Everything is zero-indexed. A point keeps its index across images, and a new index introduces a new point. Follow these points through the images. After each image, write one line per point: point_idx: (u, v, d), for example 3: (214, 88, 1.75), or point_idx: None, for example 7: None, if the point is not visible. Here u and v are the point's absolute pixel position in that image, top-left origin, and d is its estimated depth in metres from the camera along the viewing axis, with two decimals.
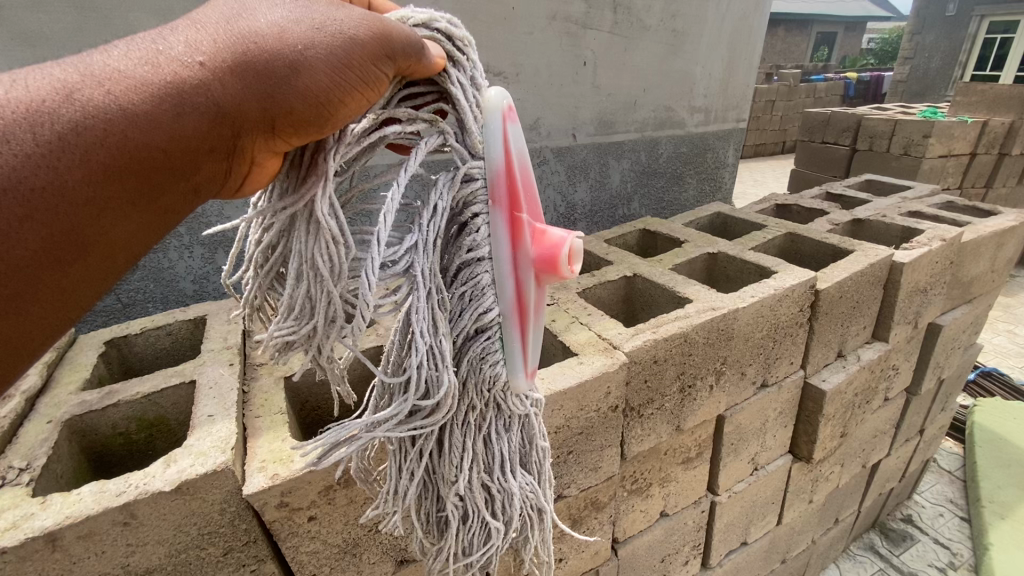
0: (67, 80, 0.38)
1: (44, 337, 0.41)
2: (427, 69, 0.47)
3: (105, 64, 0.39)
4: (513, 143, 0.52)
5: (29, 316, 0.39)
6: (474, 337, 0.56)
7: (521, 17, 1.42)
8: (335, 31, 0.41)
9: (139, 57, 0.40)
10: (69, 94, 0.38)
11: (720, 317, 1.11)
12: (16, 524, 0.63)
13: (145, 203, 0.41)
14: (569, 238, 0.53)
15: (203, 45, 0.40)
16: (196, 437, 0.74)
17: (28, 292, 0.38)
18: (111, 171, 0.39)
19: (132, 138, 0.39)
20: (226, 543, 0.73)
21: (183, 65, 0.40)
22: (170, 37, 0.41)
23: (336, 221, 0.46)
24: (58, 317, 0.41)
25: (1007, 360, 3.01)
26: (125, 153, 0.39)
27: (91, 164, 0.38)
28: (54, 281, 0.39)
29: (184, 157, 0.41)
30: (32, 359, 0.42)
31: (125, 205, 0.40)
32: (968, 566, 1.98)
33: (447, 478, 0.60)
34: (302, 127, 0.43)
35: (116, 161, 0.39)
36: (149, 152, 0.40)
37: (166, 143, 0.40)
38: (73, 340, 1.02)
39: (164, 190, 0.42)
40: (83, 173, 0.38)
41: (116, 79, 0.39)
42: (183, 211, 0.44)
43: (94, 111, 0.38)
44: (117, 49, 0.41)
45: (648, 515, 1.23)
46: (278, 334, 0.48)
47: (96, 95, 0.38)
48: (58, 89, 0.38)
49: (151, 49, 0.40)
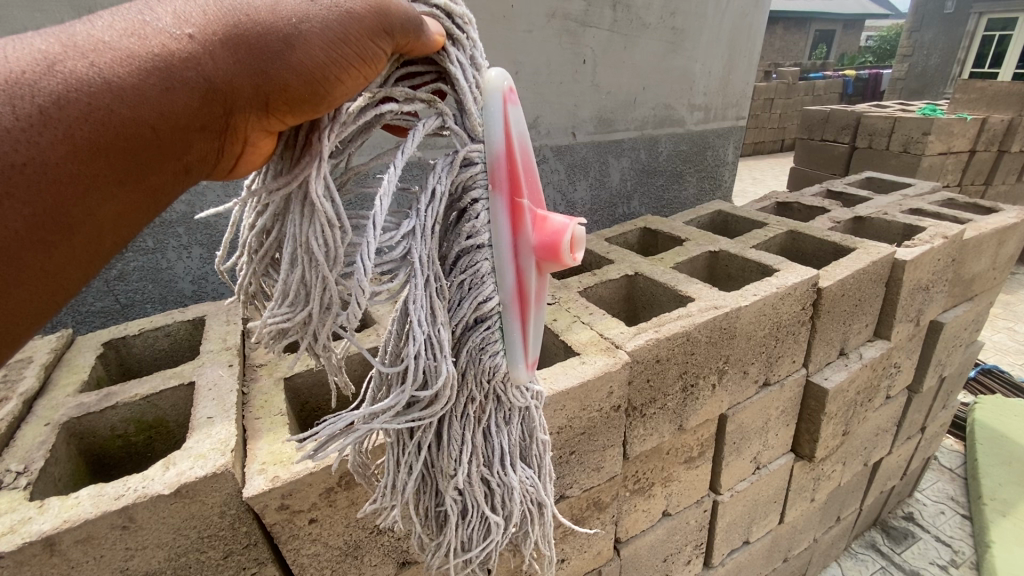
0: (49, 52, 0.37)
1: (30, 320, 0.40)
2: (427, 46, 0.46)
3: (89, 35, 0.38)
4: (514, 127, 0.51)
5: (17, 300, 0.38)
6: (473, 326, 0.55)
7: (520, 15, 1.41)
8: (331, 5, 0.41)
9: (124, 28, 0.39)
10: (51, 65, 0.37)
11: (721, 316, 1.10)
12: (14, 528, 0.62)
13: (132, 181, 0.40)
14: (571, 225, 0.52)
15: (192, 17, 0.40)
16: (195, 439, 0.73)
17: (14, 274, 0.37)
18: (97, 148, 0.38)
19: (118, 114, 0.38)
20: (226, 546, 0.72)
21: (171, 38, 0.39)
22: (157, 9, 0.40)
23: (332, 205, 0.45)
24: (45, 300, 0.40)
25: (1008, 357, 3.00)
26: (110, 129, 0.38)
27: (75, 139, 0.37)
28: (41, 262, 0.38)
29: (174, 135, 0.40)
30: (19, 343, 0.41)
31: (111, 183, 0.39)
32: (969, 564, 1.98)
33: (446, 471, 0.59)
34: (297, 105, 0.42)
35: (101, 137, 0.38)
36: (136, 128, 0.39)
37: (154, 120, 0.39)
38: (71, 341, 1.01)
39: (153, 169, 0.41)
40: (68, 149, 0.37)
41: (100, 51, 0.38)
42: (172, 190, 0.43)
43: (77, 84, 0.37)
44: (101, 19, 0.39)
45: (650, 515, 1.23)
46: (272, 321, 0.47)
47: (80, 67, 0.37)
48: (39, 60, 0.37)
49: (137, 20, 0.39)
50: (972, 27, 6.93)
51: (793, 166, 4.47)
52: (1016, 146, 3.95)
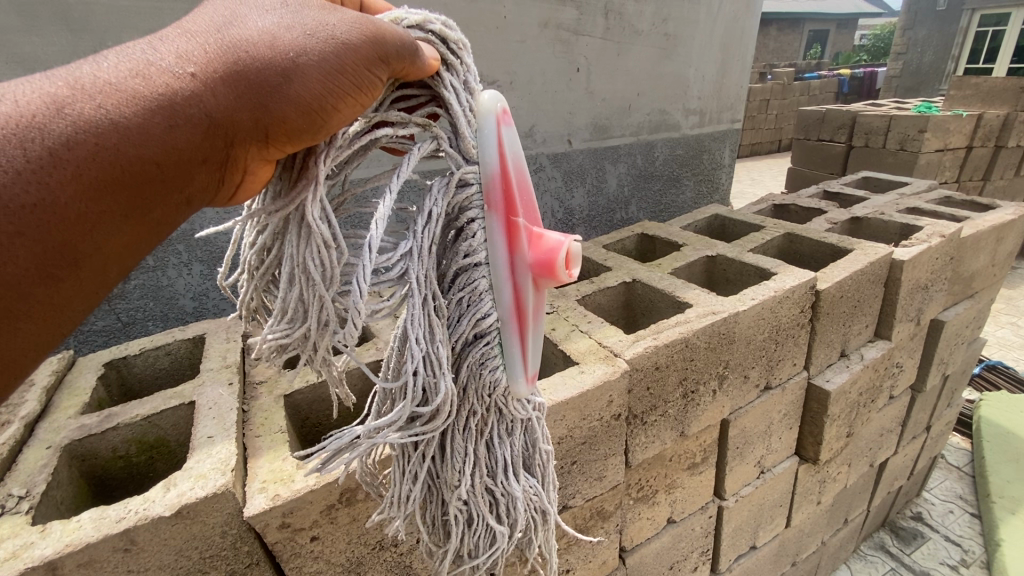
0: (57, 95, 0.38)
1: (37, 353, 0.40)
2: (422, 70, 0.46)
3: (95, 76, 0.39)
4: (508, 147, 0.51)
5: (24, 334, 0.39)
6: (473, 342, 0.56)
7: (513, 25, 1.42)
8: (328, 37, 0.41)
9: (129, 68, 0.39)
10: (59, 108, 0.37)
11: (720, 321, 1.10)
12: (17, 554, 0.62)
13: (136, 216, 0.41)
14: (567, 242, 0.51)
15: (194, 55, 0.40)
16: (196, 459, 0.73)
17: (21, 309, 0.38)
18: (103, 185, 0.38)
19: (124, 153, 0.38)
20: (228, 566, 0.72)
21: (174, 77, 0.40)
22: (160, 48, 0.41)
23: (328, 227, 0.45)
24: (51, 334, 0.40)
25: (1012, 352, 2.99)
26: (116, 168, 0.38)
27: (83, 178, 0.38)
28: (50, 297, 0.38)
29: (177, 170, 0.41)
30: (25, 377, 0.41)
31: (116, 218, 0.40)
32: (980, 563, 1.95)
33: (450, 483, 0.60)
34: (295, 135, 0.43)
35: (108, 174, 0.38)
36: (142, 164, 0.39)
37: (158, 156, 0.40)
38: (72, 362, 1.01)
39: (156, 202, 0.41)
40: (74, 188, 0.37)
41: (107, 92, 0.38)
42: (175, 221, 0.43)
43: (86, 125, 0.37)
44: (107, 61, 0.40)
45: (655, 522, 1.22)
46: (271, 337, 0.48)
47: (88, 109, 0.38)
48: (49, 103, 0.37)
49: (141, 60, 0.40)
50: (965, 23, 6.94)
51: (790, 166, 4.45)
52: (1013, 140, 3.95)
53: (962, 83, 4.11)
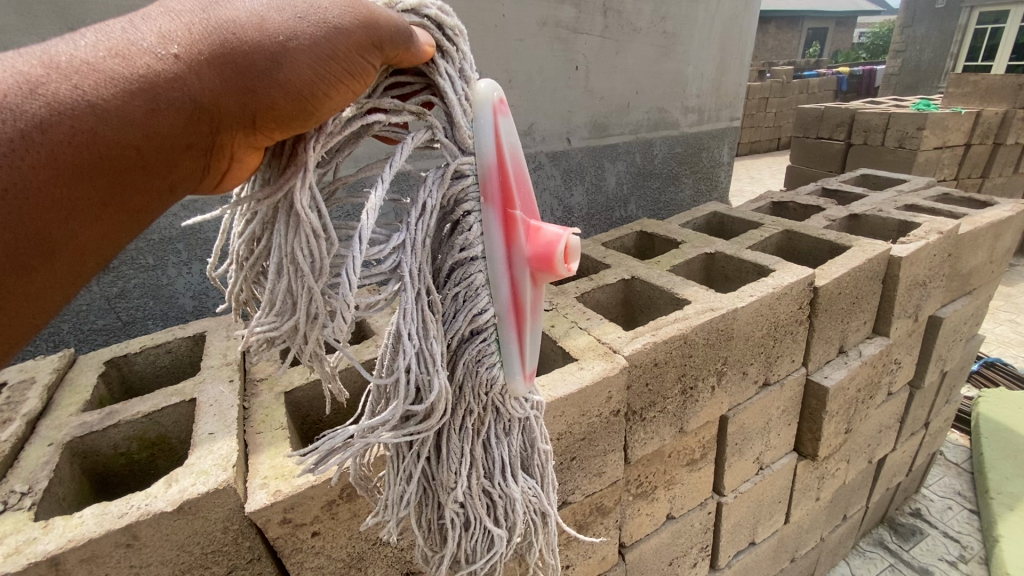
0: (31, 74, 0.37)
1: (10, 344, 0.40)
2: (416, 57, 0.47)
3: (73, 56, 0.38)
4: (506, 138, 0.51)
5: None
6: (469, 338, 0.56)
7: (511, 23, 1.42)
8: (320, 21, 0.41)
9: (108, 48, 0.39)
10: (33, 88, 0.37)
11: (719, 317, 1.11)
12: (19, 549, 0.63)
13: (115, 203, 0.41)
14: (564, 235, 0.52)
15: (177, 36, 0.40)
16: (197, 455, 0.74)
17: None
18: (80, 171, 0.38)
19: (103, 136, 0.38)
20: (230, 561, 0.72)
21: (157, 58, 0.39)
22: (141, 27, 0.40)
23: (318, 216, 0.46)
24: (24, 324, 0.40)
25: (1011, 349, 3.00)
26: (94, 152, 0.39)
27: (59, 163, 0.38)
28: (24, 289, 0.39)
29: (159, 156, 0.41)
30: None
31: (94, 205, 0.40)
32: (978, 559, 1.96)
33: (446, 484, 0.60)
34: (284, 122, 0.43)
35: (85, 160, 0.38)
36: (122, 149, 0.39)
37: (139, 141, 0.40)
38: (73, 361, 1.02)
39: (136, 189, 0.41)
40: (49, 174, 0.38)
41: (85, 73, 0.38)
42: (155, 209, 0.44)
43: (61, 107, 0.37)
44: (84, 39, 0.39)
45: (654, 518, 1.23)
46: (259, 330, 0.48)
47: (64, 90, 0.37)
48: (21, 82, 0.37)
49: (122, 39, 0.39)
50: (964, 21, 6.93)
51: (789, 164, 4.45)
52: (1011, 138, 3.96)
53: (960, 81, 4.11)
